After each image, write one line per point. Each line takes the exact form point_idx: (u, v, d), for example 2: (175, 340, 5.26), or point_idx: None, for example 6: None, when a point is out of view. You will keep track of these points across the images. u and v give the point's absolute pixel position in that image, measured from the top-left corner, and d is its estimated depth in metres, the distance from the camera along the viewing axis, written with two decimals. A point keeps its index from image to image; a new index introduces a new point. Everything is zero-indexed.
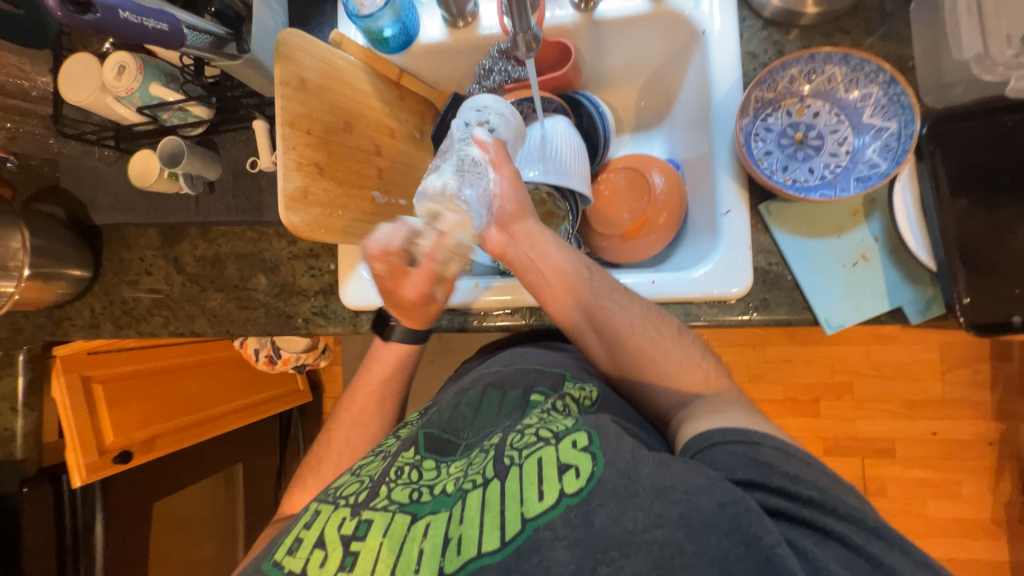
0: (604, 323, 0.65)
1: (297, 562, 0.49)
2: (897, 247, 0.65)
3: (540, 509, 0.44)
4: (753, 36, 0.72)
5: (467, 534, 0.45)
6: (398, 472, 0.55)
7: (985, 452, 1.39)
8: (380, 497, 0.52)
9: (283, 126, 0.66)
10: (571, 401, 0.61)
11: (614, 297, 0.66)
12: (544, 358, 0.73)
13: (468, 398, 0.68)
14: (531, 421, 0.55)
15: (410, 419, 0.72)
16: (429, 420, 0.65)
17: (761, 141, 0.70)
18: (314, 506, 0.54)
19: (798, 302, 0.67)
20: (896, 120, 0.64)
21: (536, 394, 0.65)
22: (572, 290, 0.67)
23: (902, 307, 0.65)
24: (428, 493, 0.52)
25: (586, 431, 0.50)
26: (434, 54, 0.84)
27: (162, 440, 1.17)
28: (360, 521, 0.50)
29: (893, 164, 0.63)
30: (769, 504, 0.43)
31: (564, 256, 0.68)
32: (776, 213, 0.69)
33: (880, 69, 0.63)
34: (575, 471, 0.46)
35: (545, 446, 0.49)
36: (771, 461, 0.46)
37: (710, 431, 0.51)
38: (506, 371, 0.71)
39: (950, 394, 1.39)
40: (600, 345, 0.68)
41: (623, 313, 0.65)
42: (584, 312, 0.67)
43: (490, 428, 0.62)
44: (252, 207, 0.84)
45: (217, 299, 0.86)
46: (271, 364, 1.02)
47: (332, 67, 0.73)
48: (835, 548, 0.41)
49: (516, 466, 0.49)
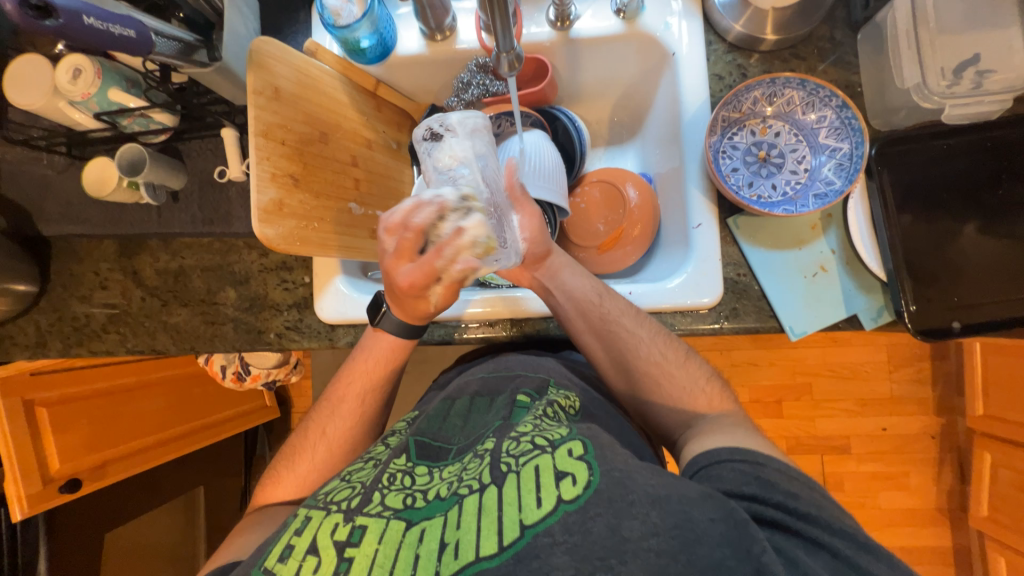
0: (615, 348, 0.68)
1: (286, 569, 0.47)
2: (852, 258, 0.70)
3: (539, 516, 0.45)
4: (718, 59, 0.76)
5: (464, 539, 0.45)
6: (391, 479, 0.54)
7: (928, 445, 1.50)
8: (373, 502, 0.51)
9: (256, 136, 0.64)
10: (558, 408, 0.61)
11: (623, 322, 0.68)
12: (528, 364, 0.73)
13: (457, 408, 0.67)
14: (526, 428, 0.55)
15: (397, 427, 0.71)
16: (420, 428, 0.64)
17: (729, 158, 0.74)
18: (302, 513, 0.52)
19: (765, 311, 0.71)
20: (848, 141, 0.69)
21: (523, 394, 0.65)
22: (584, 314, 0.70)
23: (857, 314, 0.69)
24: (422, 498, 0.51)
25: (580, 440, 0.51)
26: (412, 66, 0.84)
27: (114, 466, 1.10)
28: (354, 527, 0.49)
29: (847, 182, 0.68)
30: (766, 515, 0.47)
31: (578, 283, 0.72)
32: (743, 227, 0.72)
33: (833, 95, 0.68)
34: (571, 478, 0.47)
35: (541, 454, 0.50)
36: (773, 479, 0.49)
37: (716, 448, 0.54)
38: (493, 377, 0.71)
39: (897, 391, 1.50)
40: (610, 368, 0.70)
41: (631, 337, 0.67)
42: (597, 336, 0.69)
43: (479, 431, 0.61)
44: (220, 218, 0.80)
45: (181, 314, 0.82)
46: (239, 382, 0.97)
47: (307, 76, 0.71)
48: (823, 556, 0.45)
49: (513, 474, 0.49)
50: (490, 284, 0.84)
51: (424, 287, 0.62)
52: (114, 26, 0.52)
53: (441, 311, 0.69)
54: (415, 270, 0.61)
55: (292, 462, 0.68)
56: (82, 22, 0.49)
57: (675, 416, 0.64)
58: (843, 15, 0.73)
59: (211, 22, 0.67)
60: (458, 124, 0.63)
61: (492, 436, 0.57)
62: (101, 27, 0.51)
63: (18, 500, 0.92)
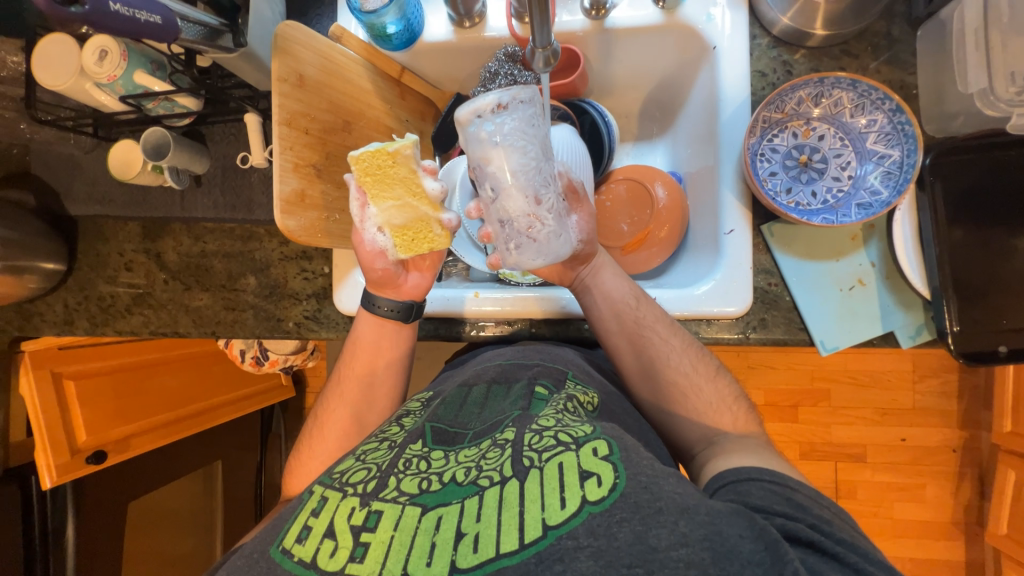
0: (644, 356, 0.67)
1: (305, 552, 0.47)
2: (892, 273, 0.66)
3: (562, 517, 0.44)
4: (762, 54, 0.72)
5: (484, 533, 0.44)
6: (407, 464, 0.54)
7: (949, 458, 1.46)
8: (389, 487, 0.50)
9: (280, 125, 0.63)
10: (578, 404, 0.59)
11: (656, 329, 0.67)
12: (547, 354, 0.71)
13: (474, 396, 0.65)
14: (548, 422, 0.54)
15: (410, 407, 0.69)
16: (436, 414, 0.63)
17: (767, 161, 0.70)
18: (319, 493, 0.53)
19: (795, 323, 0.68)
20: (899, 149, 0.64)
21: (541, 386, 0.63)
22: (619, 316, 0.69)
23: (893, 332, 0.66)
24: (437, 483, 0.50)
25: (605, 439, 0.50)
26: (438, 52, 0.81)
27: (138, 440, 1.13)
28: (370, 512, 0.48)
29: (894, 194, 0.64)
30: (799, 534, 0.45)
31: (615, 284, 0.70)
32: (778, 235, 0.69)
33: (887, 98, 0.63)
34: (596, 478, 0.46)
35: (564, 451, 0.49)
36: (803, 502, 0.48)
37: (745, 467, 0.52)
38: (509, 365, 0.69)
39: (920, 402, 1.45)
40: (635, 373, 0.68)
41: (662, 345, 0.66)
42: (628, 339, 0.68)
43: (498, 418, 0.60)
44: (241, 204, 0.80)
45: (203, 299, 0.83)
46: (258, 366, 0.98)
47: (331, 63, 0.70)
48: None
49: (535, 470, 0.48)
50: (510, 281, 0.82)
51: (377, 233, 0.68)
52: (141, 12, 0.49)
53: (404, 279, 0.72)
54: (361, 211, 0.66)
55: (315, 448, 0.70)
56: (108, 9, 0.47)
57: (695, 426, 0.63)
58: (903, 9, 0.68)
59: (235, 2, 0.63)
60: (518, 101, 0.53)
61: (512, 426, 0.56)
62: (127, 14, 0.48)
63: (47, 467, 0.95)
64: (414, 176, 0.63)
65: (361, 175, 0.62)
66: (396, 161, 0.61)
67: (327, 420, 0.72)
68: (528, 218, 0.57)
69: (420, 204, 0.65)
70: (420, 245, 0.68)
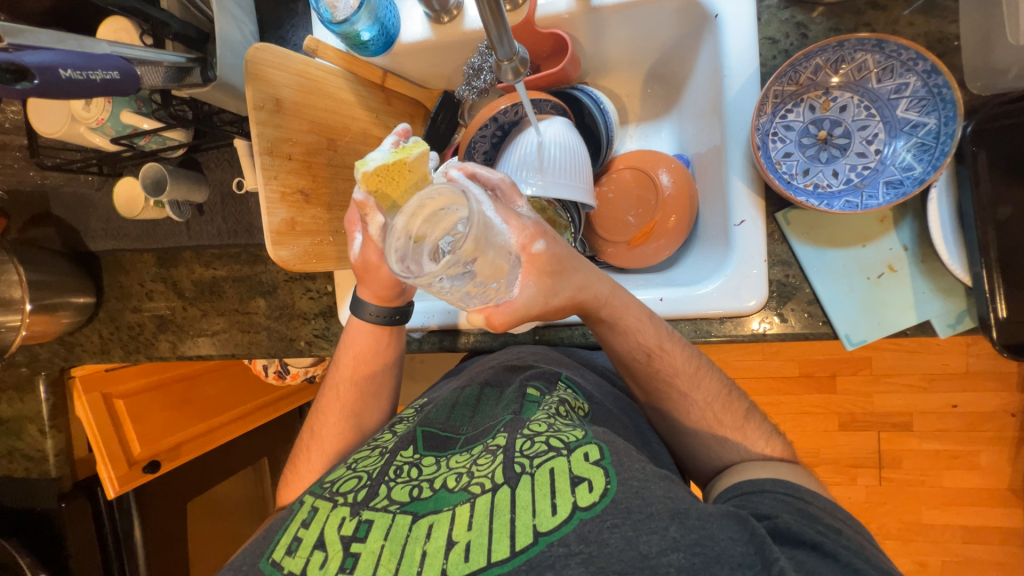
0: (660, 400, 0.62)
1: (296, 564, 0.45)
2: (928, 256, 0.60)
3: (553, 524, 0.41)
4: (772, 17, 0.64)
5: (475, 541, 0.41)
6: (397, 471, 0.50)
7: (1007, 423, 1.36)
8: (379, 496, 0.47)
9: (262, 155, 0.62)
10: (570, 408, 0.55)
11: (674, 384, 0.60)
12: (542, 356, 0.67)
13: (466, 398, 0.61)
14: (539, 426, 0.49)
15: (406, 413, 0.65)
16: (427, 417, 0.59)
17: (780, 141, 0.64)
18: (310, 502, 0.50)
19: (816, 316, 0.63)
20: (935, 116, 0.56)
21: (532, 387, 0.58)
22: (629, 368, 0.62)
23: (930, 320, 0.60)
24: (428, 488, 0.47)
25: (597, 444, 0.46)
26: (419, 53, 0.77)
27: (186, 447, 1.21)
28: (360, 522, 0.46)
29: (929, 169, 0.56)
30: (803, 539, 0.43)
31: (636, 335, 0.59)
32: (795, 222, 0.63)
33: (920, 57, 0.55)
34: (588, 484, 0.43)
35: (556, 457, 0.45)
36: (817, 512, 0.46)
37: (761, 478, 0.50)
38: (503, 368, 0.65)
39: (974, 366, 1.35)
40: (650, 408, 0.64)
41: (679, 397, 0.60)
42: (642, 386, 0.62)
43: (490, 423, 0.55)
44: (243, 228, 0.82)
45: (220, 323, 0.86)
46: (282, 379, 1.01)
47: (309, 79, 0.68)
48: None
49: (526, 476, 0.44)
50: None
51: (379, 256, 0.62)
52: (95, 72, 0.49)
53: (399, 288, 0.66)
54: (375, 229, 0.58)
55: (312, 464, 0.68)
56: (59, 77, 0.46)
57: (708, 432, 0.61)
58: None
59: (204, 34, 0.64)
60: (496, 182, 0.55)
61: (503, 431, 0.51)
62: (81, 78, 0.48)
63: (110, 480, 1.02)
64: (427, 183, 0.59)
65: (371, 190, 0.54)
66: (411, 171, 0.56)
67: (322, 438, 0.69)
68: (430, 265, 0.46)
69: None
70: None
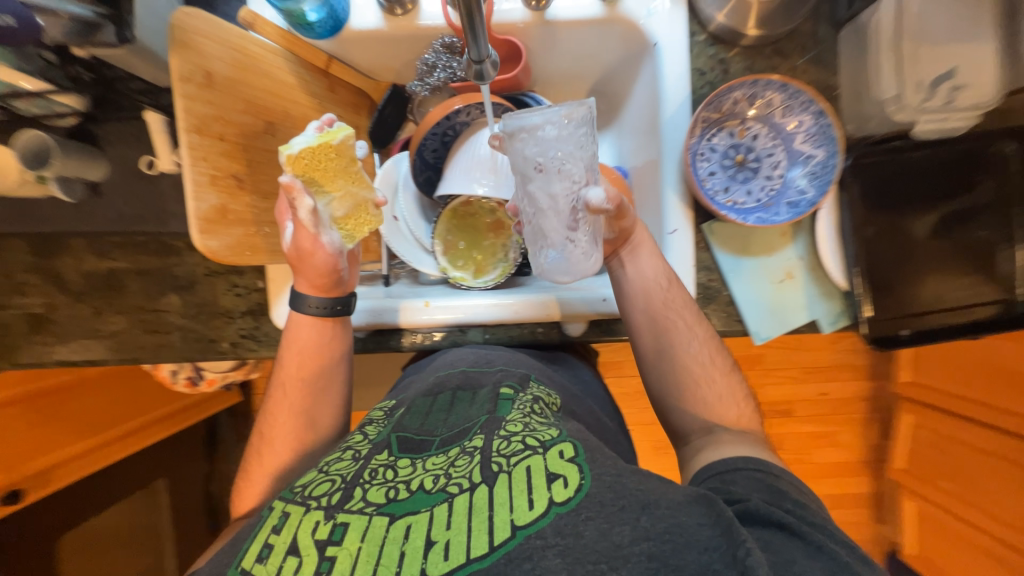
0: (663, 340, 0.64)
1: (266, 571, 0.41)
2: (816, 266, 0.72)
3: (531, 517, 0.40)
4: (701, 52, 0.72)
5: (454, 540, 0.40)
6: (372, 474, 0.48)
7: (861, 407, 1.66)
8: (355, 498, 0.45)
9: (188, 132, 0.55)
10: (545, 404, 0.57)
11: (683, 314, 0.64)
12: (510, 360, 0.67)
13: (439, 402, 0.60)
14: (515, 426, 0.50)
15: (373, 415, 0.62)
16: (402, 422, 0.56)
17: (705, 161, 0.72)
18: (279, 507, 0.47)
19: (732, 315, 0.73)
20: (823, 149, 0.68)
21: (506, 387, 0.59)
22: (647, 296, 0.65)
23: (817, 320, 0.72)
24: (405, 490, 0.45)
25: (571, 441, 0.47)
26: (368, 42, 0.73)
27: (63, 470, 1.03)
28: (335, 525, 0.42)
29: (819, 194, 0.67)
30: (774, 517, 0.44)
31: (650, 265, 0.65)
32: (718, 233, 0.72)
33: (812, 100, 0.66)
34: (563, 480, 0.42)
35: (533, 454, 0.45)
36: (785, 489, 0.49)
37: (733, 457, 0.53)
38: (473, 372, 0.65)
39: (837, 360, 1.62)
40: (649, 357, 0.66)
41: (686, 331, 0.64)
42: (652, 321, 0.65)
43: (467, 423, 0.53)
44: (153, 215, 0.72)
45: (119, 322, 0.74)
46: (194, 386, 0.90)
47: (244, 55, 0.62)
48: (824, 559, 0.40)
49: (503, 474, 0.44)
50: (461, 285, 0.79)
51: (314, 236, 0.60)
52: None
53: (332, 272, 0.63)
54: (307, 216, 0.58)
55: (266, 465, 0.63)
56: None
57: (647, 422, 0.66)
58: (828, 10, 0.70)
59: None
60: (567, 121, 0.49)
61: (480, 431, 0.51)
62: None
63: None
64: (355, 165, 0.61)
65: (300, 174, 0.56)
66: (337, 154, 0.59)
67: (275, 435, 0.64)
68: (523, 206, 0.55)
69: (359, 189, 0.64)
70: (361, 230, 0.66)
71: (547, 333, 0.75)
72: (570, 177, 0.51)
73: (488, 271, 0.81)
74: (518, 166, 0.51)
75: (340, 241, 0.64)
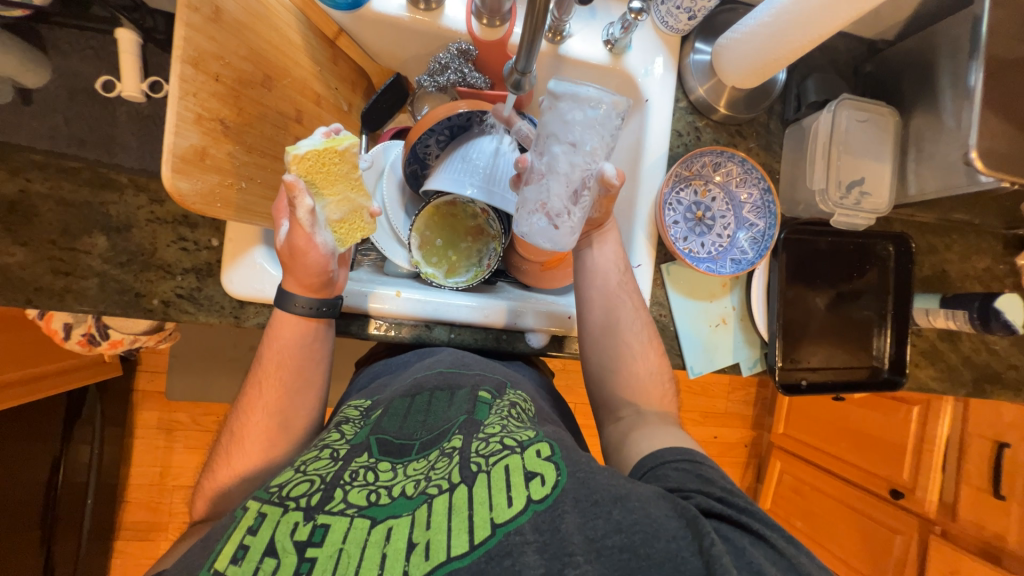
0: (612, 318, 0.70)
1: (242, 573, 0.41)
2: (745, 317, 0.84)
3: (509, 515, 0.43)
4: (680, 117, 0.83)
5: (434, 539, 0.42)
6: (352, 475, 0.48)
7: (743, 451, 1.89)
8: (335, 500, 0.45)
9: (183, 62, 0.50)
10: (522, 410, 0.59)
11: (631, 297, 0.72)
12: (487, 367, 0.69)
13: (418, 404, 0.60)
14: (494, 429, 0.52)
15: (348, 413, 0.62)
16: (379, 425, 0.57)
17: (672, 211, 0.81)
18: (255, 508, 0.46)
19: (674, 348, 0.82)
20: (764, 221, 0.81)
21: (484, 391, 0.61)
22: (603, 273, 0.72)
23: (740, 363, 0.83)
24: (386, 495, 0.46)
25: (547, 441, 0.51)
26: (384, 26, 0.73)
27: None
28: (315, 526, 0.43)
29: (757, 256, 0.80)
30: (712, 509, 0.48)
31: (614, 250, 0.73)
32: (673, 274, 0.81)
33: (762, 178, 0.80)
34: (540, 478, 0.46)
35: (511, 454, 0.48)
36: (711, 475, 0.52)
37: (662, 450, 0.57)
38: (450, 372, 0.65)
39: (730, 408, 1.86)
40: (597, 333, 0.71)
41: (631, 313, 0.71)
42: (605, 298, 0.71)
43: (445, 427, 0.55)
44: (98, 142, 0.65)
45: (15, 255, 0.61)
46: (90, 346, 0.77)
47: (257, 2, 0.59)
48: (763, 548, 0.45)
49: (483, 473, 0.46)
50: (432, 282, 0.79)
51: (308, 239, 0.58)
52: None
53: (322, 275, 0.61)
54: (307, 216, 0.57)
55: (235, 467, 0.59)
56: None
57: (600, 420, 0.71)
58: (779, 110, 0.85)
59: None
60: (611, 109, 0.59)
61: (458, 433, 0.53)
62: None
63: None
64: (355, 172, 0.63)
65: (303, 174, 0.58)
66: (341, 159, 0.61)
67: (244, 435, 0.60)
68: (541, 165, 0.63)
69: (357, 196, 0.65)
70: (353, 237, 0.66)
71: (511, 340, 0.77)
72: (592, 157, 0.61)
73: (460, 272, 0.81)
74: (554, 127, 0.60)
75: (332, 242, 0.62)
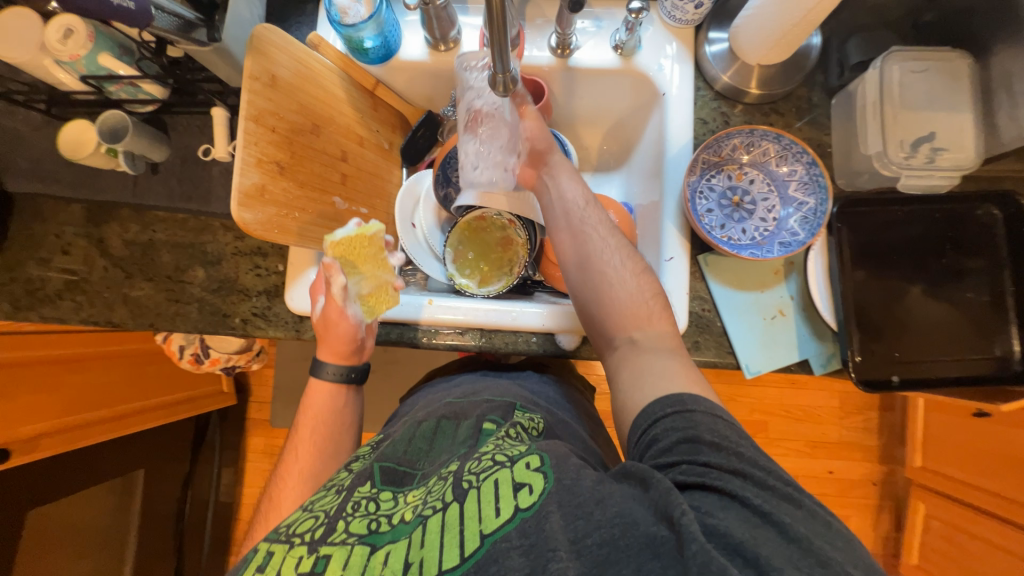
0: (583, 250, 0.65)
1: None
2: (808, 307, 0.74)
3: (497, 524, 0.43)
4: (705, 104, 0.81)
5: (428, 556, 0.43)
6: (355, 506, 0.51)
7: (870, 490, 1.57)
8: (338, 530, 0.47)
9: (247, 120, 0.64)
10: (523, 430, 0.58)
11: (598, 228, 0.65)
12: (501, 390, 0.70)
13: (423, 431, 0.63)
14: (488, 447, 0.53)
15: (363, 451, 0.66)
16: (384, 452, 0.60)
17: (704, 199, 0.78)
18: (264, 547, 0.48)
19: (724, 346, 0.74)
20: (814, 197, 0.73)
21: (489, 422, 0.61)
22: (566, 213, 0.68)
23: (809, 359, 0.73)
24: (386, 523, 0.48)
25: (538, 453, 0.49)
26: (411, 71, 0.84)
27: (48, 440, 0.98)
28: (318, 557, 0.45)
29: (809, 235, 0.72)
30: (692, 477, 0.45)
31: (571, 187, 0.69)
32: (712, 264, 0.76)
33: (805, 152, 0.73)
34: (528, 488, 0.45)
35: (501, 468, 0.48)
36: (698, 428, 0.48)
37: (652, 406, 0.52)
38: (459, 402, 0.67)
39: (845, 437, 1.57)
40: (571, 270, 0.66)
41: (601, 243, 0.64)
42: (572, 235, 0.66)
43: (445, 457, 0.58)
44: (198, 195, 0.80)
45: (144, 289, 0.79)
46: (196, 364, 0.93)
47: (306, 68, 0.73)
48: (736, 509, 0.42)
49: (473, 489, 0.47)
50: (466, 292, 0.84)
51: (340, 311, 0.71)
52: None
53: (351, 343, 0.73)
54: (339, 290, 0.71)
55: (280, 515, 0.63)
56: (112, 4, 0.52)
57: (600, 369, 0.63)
58: (821, 80, 0.79)
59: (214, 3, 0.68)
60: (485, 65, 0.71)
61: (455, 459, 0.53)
62: None
63: None
64: (381, 253, 0.78)
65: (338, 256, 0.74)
66: (369, 243, 0.76)
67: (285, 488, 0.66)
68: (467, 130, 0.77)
69: (383, 273, 0.77)
70: (381, 308, 0.76)
71: (541, 343, 0.77)
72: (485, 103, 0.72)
73: (492, 281, 0.84)
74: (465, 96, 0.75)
75: (360, 314, 0.74)
